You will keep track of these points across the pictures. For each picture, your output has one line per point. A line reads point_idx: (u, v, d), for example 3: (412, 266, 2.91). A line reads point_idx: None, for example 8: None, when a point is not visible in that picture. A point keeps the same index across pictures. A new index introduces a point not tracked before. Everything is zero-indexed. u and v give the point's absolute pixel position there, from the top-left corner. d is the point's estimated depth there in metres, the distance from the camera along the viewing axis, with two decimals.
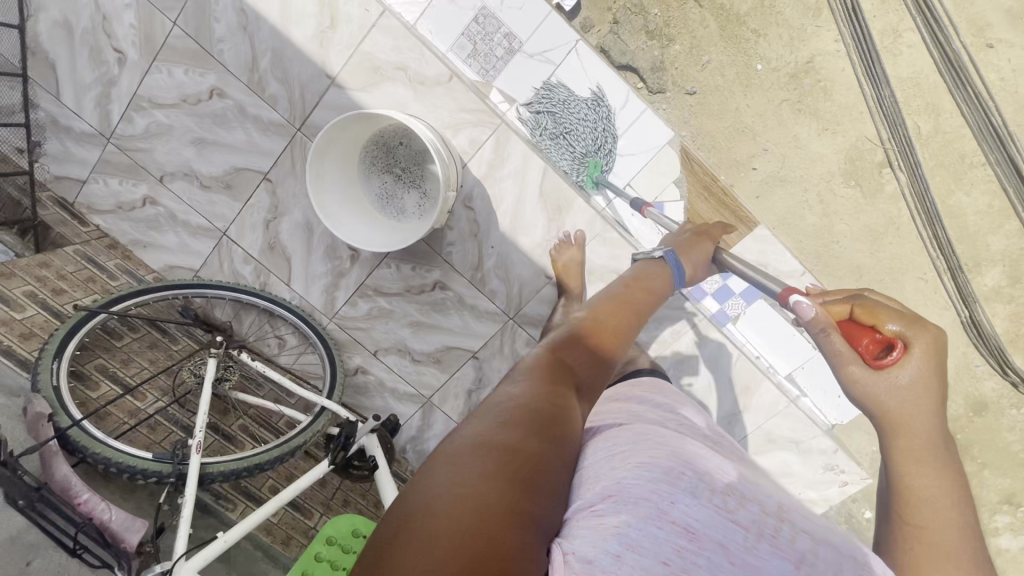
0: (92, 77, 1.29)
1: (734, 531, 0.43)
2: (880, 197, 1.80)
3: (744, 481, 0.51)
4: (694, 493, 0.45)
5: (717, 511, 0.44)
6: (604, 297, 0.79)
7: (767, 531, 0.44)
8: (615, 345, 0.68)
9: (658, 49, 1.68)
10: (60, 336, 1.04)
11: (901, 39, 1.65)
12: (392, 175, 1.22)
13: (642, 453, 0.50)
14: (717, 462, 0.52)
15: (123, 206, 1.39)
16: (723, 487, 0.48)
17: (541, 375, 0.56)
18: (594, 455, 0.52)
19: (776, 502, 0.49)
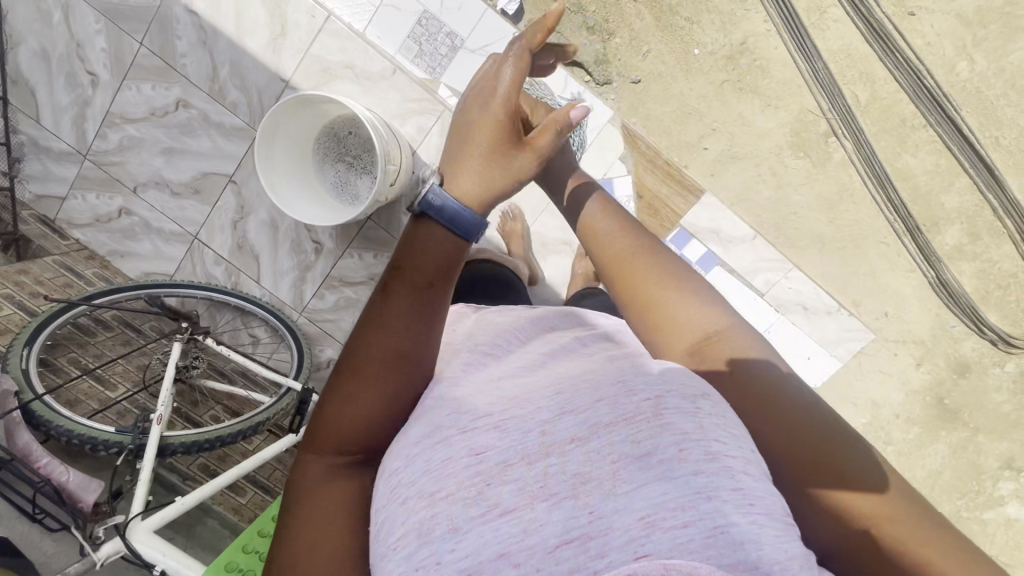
0: (68, 99, 1.40)
1: (505, 525, 0.38)
2: (830, 165, 1.86)
3: (507, 418, 0.44)
4: (459, 516, 0.39)
5: (480, 524, 0.38)
6: (405, 252, 0.54)
7: (548, 481, 0.39)
8: (409, 327, 0.52)
9: (600, 44, 1.79)
10: (31, 325, 1.10)
11: (826, 15, 1.75)
12: (344, 163, 1.30)
13: (399, 484, 0.43)
14: (478, 412, 0.45)
15: (100, 218, 1.48)
16: (478, 455, 0.42)
17: (325, 476, 0.49)
18: (377, 484, 0.46)
19: (555, 417, 0.43)
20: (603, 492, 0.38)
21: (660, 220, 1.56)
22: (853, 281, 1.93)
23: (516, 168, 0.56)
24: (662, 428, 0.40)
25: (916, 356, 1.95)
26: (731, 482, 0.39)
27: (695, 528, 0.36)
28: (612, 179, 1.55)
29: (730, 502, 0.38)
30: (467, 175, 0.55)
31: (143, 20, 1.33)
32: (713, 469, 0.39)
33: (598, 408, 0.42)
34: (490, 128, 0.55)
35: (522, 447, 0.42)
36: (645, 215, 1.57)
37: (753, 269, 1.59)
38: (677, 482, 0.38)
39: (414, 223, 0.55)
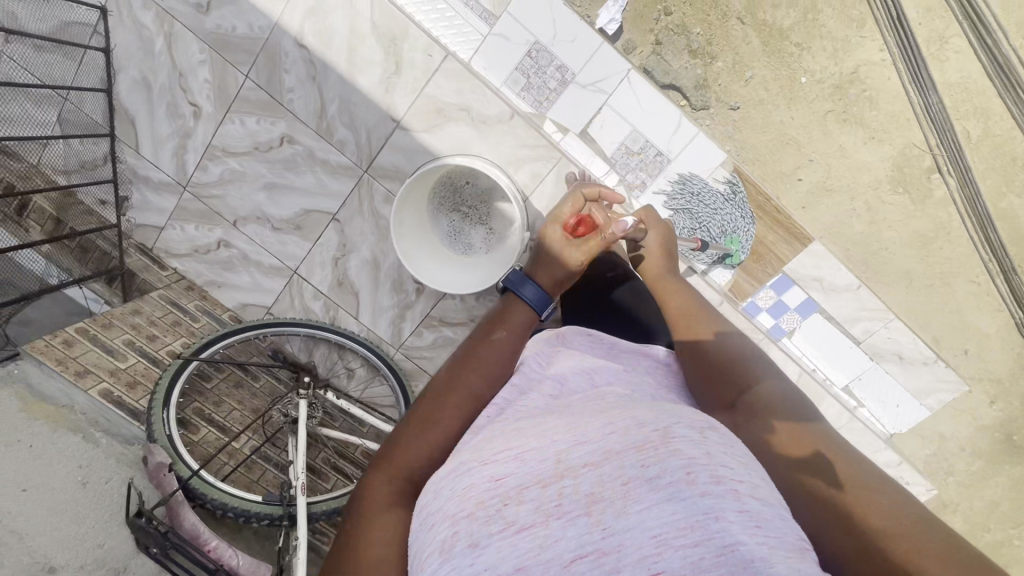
0: (169, 130, 1.35)
1: (522, 542, 0.43)
2: (929, 203, 1.79)
3: (525, 452, 0.50)
4: (478, 533, 0.45)
5: (498, 539, 0.44)
6: (500, 320, 0.74)
7: (557, 497, 0.45)
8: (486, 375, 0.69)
9: (701, 67, 1.70)
10: (165, 384, 1.11)
11: (947, 45, 1.64)
12: (459, 214, 1.27)
13: (437, 511, 0.51)
14: (501, 450, 0.52)
15: (199, 249, 1.46)
16: (499, 482, 0.48)
17: (394, 487, 0.60)
18: (421, 510, 0.54)
19: (565, 449, 0.49)
20: (615, 511, 0.43)
21: (762, 265, 1.53)
22: (939, 318, 1.88)
23: (569, 265, 0.79)
24: (669, 454, 0.44)
25: (991, 395, 1.92)
26: (736, 504, 0.41)
27: (707, 540, 0.40)
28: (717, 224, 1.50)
29: (737, 524, 0.40)
30: (542, 268, 0.79)
31: (251, 52, 1.27)
32: (718, 491, 0.42)
33: (601, 441, 0.48)
34: (551, 235, 0.82)
35: (535, 473, 0.48)
36: (748, 259, 1.53)
37: (853, 318, 1.57)
38: (684, 504, 0.41)
39: (506, 302, 0.77)
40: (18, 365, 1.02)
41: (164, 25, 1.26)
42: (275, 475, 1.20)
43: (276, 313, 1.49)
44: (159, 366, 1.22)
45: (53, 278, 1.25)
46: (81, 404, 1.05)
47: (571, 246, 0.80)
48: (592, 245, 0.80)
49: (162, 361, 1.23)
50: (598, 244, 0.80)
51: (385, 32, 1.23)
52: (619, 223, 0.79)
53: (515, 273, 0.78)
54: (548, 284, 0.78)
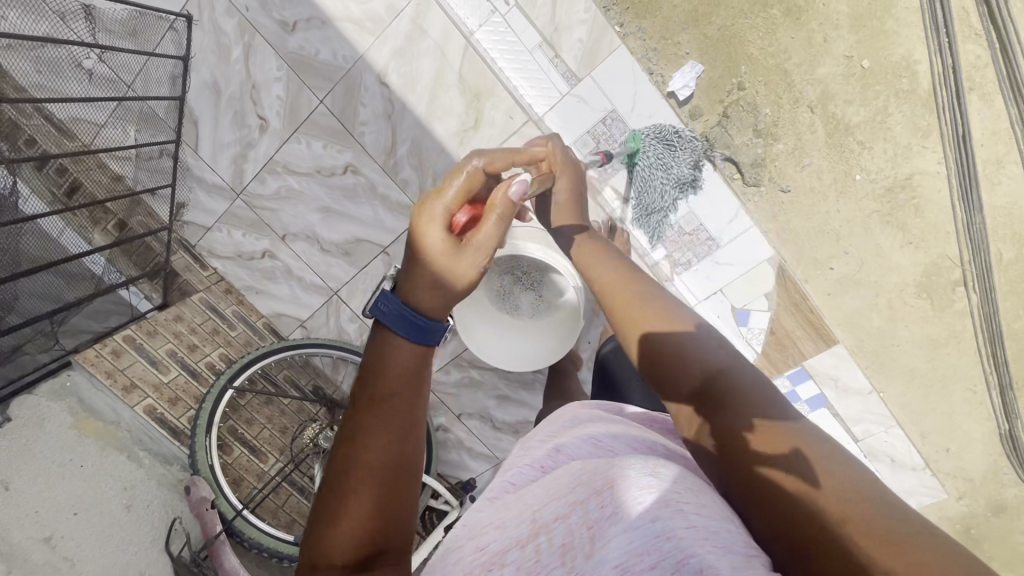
0: (232, 137, 1.34)
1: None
2: (949, 311, 1.78)
3: (505, 525, 0.46)
4: None
5: None
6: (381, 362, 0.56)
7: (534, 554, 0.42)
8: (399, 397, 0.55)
9: (762, 147, 1.70)
10: (207, 410, 1.12)
11: (1003, 170, 1.67)
12: (511, 278, 1.27)
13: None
14: (486, 525, 0.48)
15: (243, 255, 1.45)
16: (481, 553, 0.45)
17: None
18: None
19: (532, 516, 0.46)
20: (584, 552, 0.39)
21: (784, 356, 1.58)
22: (928, 416, 1.84)
23: (473, 268, 0.60)
24: (622, 484, 0.42)
25: (960, 490, 1.87)
26: (686, 523, 0.39)
27: (665, 560, 0.37)
28: (751, 311, 1.55)
29: (690, 538, 0.38)
30: (426, 287, 0.58)
31: (330, 79, 1.24)
32: (670, 514, 0.39)
33: (568, 490, 0.46)
34: (437, 243, 0.59)
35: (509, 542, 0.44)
36: (771, 348, 1.58)
37: (855, 417, 1.65)
38: (638, 529, 0.39)
39: (383, 332, 0.57)
40: (70, 377, 1.06)
41: (244, 36, 1.24)
42: (298, 501, 1.27)
43: (309, 328, 1.50)
44: (198, 380, 1.23)
45: (114, 278, 1.26)
46: (126, 420, 1.08)
47: (466, 248, 0.60)
48: (497, 227, 0.62)
49: (199, 375, 1.25)
50: (502, 222, 0.62)
51: (471, 86, 1.23)
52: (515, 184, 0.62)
53: (383, 299, 0.57)
54: (450, 297, 0.59)
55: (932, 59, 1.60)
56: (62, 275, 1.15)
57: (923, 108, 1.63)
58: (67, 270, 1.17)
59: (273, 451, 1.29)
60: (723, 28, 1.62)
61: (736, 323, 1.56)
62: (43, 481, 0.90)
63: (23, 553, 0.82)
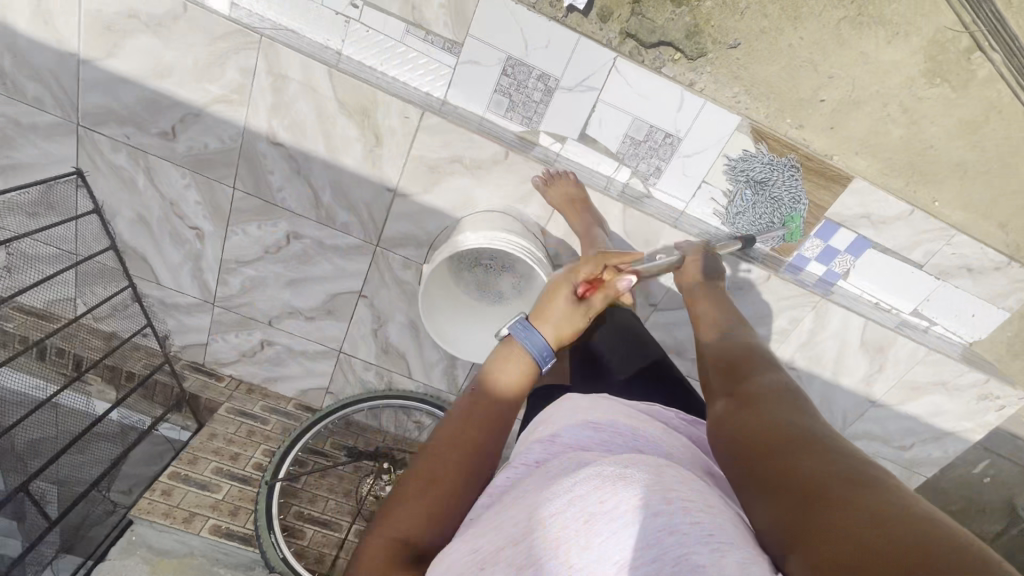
0: (181, 256, 1.36)
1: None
2: (972, 88, 1.39)
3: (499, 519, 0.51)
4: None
5: None
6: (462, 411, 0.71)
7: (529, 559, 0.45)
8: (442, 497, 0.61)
9: (689, 12, 1.33)
10: (264, 508, 1.18)
11: None
12: (482, 266, 1.22)
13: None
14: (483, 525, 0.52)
15: (246, 353, 1.50)
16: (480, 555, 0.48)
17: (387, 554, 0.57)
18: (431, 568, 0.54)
19: (528, 512, 0.49)
20: (580, 546, 0.44)
21: (803, 217, 1.45)
22: (1009, 208, 1.49)
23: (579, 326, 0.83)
24: (620, 491, 0.46)
25: None
26: (689, 520, 0.44)
27: (665, 555, 0.42)
28: (746, 188, 1.43)
29: (691, 538, 0.42)
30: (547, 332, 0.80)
31: (230, 163, 1.23)
32: (674, 511, 0.45)
33: (572, 489, 0.48)
34: (557, 307, 0.82)
35: (514, 532, 0.48)
36: (786, 215, 1.45)
37: (909, 243, 1.50)
38: (640, 532, 0.44)
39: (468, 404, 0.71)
40: (134, 531, 1.13)
41: (139, 162, 1.23)
42: None
43: (335, 390, 1.54)
44: (252, 484, 1.28)
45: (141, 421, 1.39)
46: (198, 546, 1.15)
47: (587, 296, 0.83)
48: (601, 302, 0.84)
49: (252, 478, 1.30)
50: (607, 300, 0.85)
51: (354, 105, 1.16)
52: (623, 279, 0.84)
53: (522, 324, 0.79)
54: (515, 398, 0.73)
55: None
56: (96, 443, 1.24)
57: None
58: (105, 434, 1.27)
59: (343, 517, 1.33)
60: None
61: (735, 206, 1.45)
62: None
63: None
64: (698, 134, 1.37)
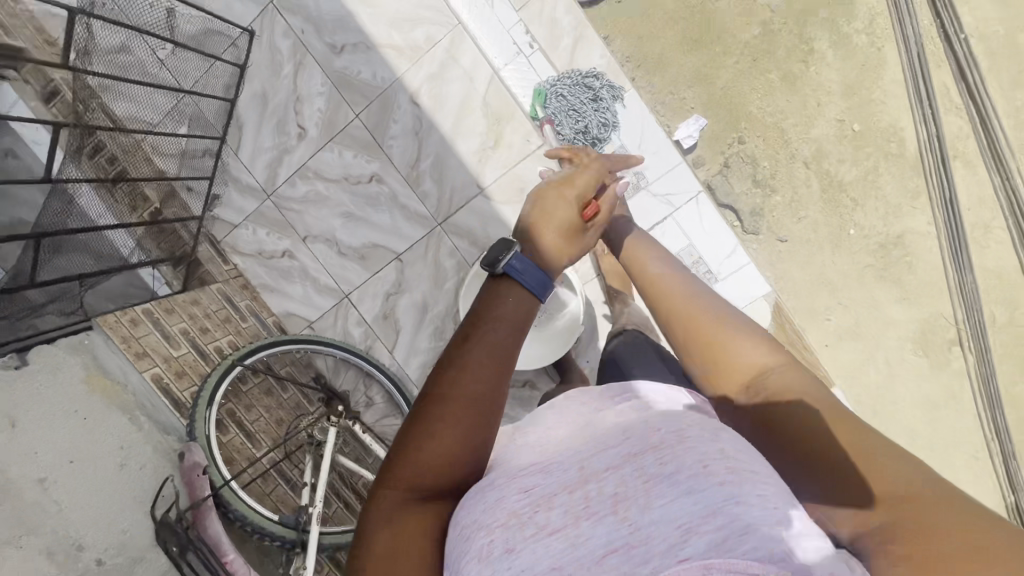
0: (271, 143, 1.45)
1: (557, 544, 0.41)
2: (945, 371, 1.75)
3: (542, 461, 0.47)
4: (514, 537, 0.42)
5: (533, 543, 0.41)
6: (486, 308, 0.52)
7: (590, 511, 0.42)
8: (456, 445, 0.47)
9: (761, 197, 1.77)
10: (212, 382, 1.17)
11: (990, 234, 1.73)
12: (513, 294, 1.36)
13: (460, 527, 0.45)
14: (523, 464, 0.49)
15: (264, 253, 1.54)
16: (526, 492, 0.45)
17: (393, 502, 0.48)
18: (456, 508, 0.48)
19: (580, 460, 0.46)
20: (640, 506, 0.41)
21: None
22: None
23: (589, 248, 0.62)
24: (673, 449, 0.43)
25: None
26: (754, 489, 0.41)
27: (727, 523, 0.39)
28: None
29: (755, 505, 0.40)
30: (560, 242, 0.58)
31: (367, 97, 1.38)
32: (733, 481, 0.41)
33: (624, 446, 0.46)
34: (574, 224, 0.59)
35: (557, 480, 0.45)
36: None
37: None
38: (702, 495, 0.40)
39: (498, 285, 0.53)
40: (88, 336, 1.09)
41: (296, 55, 1.38)
42: (285, 492, 1.24)
43: (317, 329, 1.56)
44: (208, 362, 1.27)
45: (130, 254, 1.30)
46: (133, 384, 1.10)
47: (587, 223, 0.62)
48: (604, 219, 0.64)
49: (209, 357, 1.28)
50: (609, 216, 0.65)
51: (495, 110, 1.36)
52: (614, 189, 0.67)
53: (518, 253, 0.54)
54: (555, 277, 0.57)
55: (918, 127, 1.69)
56: (99, 242, 1.20)
57: (911, 171, 1.72)
58: (83, 243, 1.15)
59: (266, 439, 1.30)
60: (726, 88, 1.73)
61: None
62: (47, 424, 0.92)
63: (16, 488, 0.84)
64: (734, 286, 1.54)
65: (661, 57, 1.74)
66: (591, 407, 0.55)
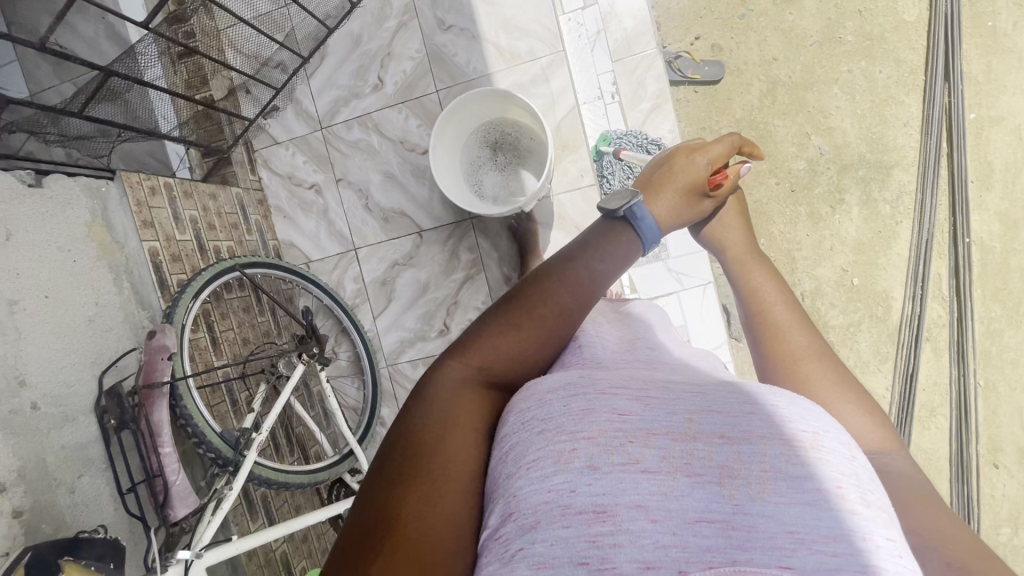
0: (345, 83, 1.48)
1: (646, 483, 0.38)
2: None
3: (650, 395, 0.44)
4: (600, 458, 0.39)
5: (619, 472, 0.38)
6: (587, 251, 0.64)
7: (693, 466, 0.39)
8: (529, 342, 0.54)
9: None
10: (205, 279, 1.12)
11: (935, 417, 1.86)
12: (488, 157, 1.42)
13: (532, 420, 0.43)
14: (615, 384, 0.45)
15: (293, 179, 1.53)
16: (622, 417, 0.41)
17: (462, 376, 0.51)
18: (520, 402, 0.46)
19: (694, 412, 0.43)
20: (751, 492, 0.38)
21: None
22: None
23: (698, 215, 0.78)
24: (811, 452, 0.40)
25: None
26: (885, 531, 0.37)
27: (848, 556, 0.35)
28: None
29: (884, 549, 0.36)
30: (670, 205, 0.75)
31: (454, 78, 1.43)
32: (867, 513, 0.37)
33: (752, 423, 0.42)
34: (689, 191, 0.75)
35: (662, 422, 0.41)
36: None
37: None
38: (825, 515, 0.37)
39: (610, 234, 0.67)
40: (107, 187, 1.05)
41: (404, 16, 1.43)
42: (226, 411, 1.19)
43: (313, 268, 1.55)
44: (204, 257, 1.24)
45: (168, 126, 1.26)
46: (129, 248, 1.06)
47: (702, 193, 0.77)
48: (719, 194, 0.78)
49: (206, 252, 1.25)
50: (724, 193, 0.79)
51: (562, 137, 1.42)
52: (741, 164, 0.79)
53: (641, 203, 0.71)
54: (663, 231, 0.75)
55: (906, 302, 1.83)
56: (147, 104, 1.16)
57: (887, 338, 1.85)
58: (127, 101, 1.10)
59: (227, 354, 1.25)
60: (758, 203, 1.86)
61: None
62: (36, 251, 0.89)
63: None
64: None
65: None
66: (687, 375, 0.54)
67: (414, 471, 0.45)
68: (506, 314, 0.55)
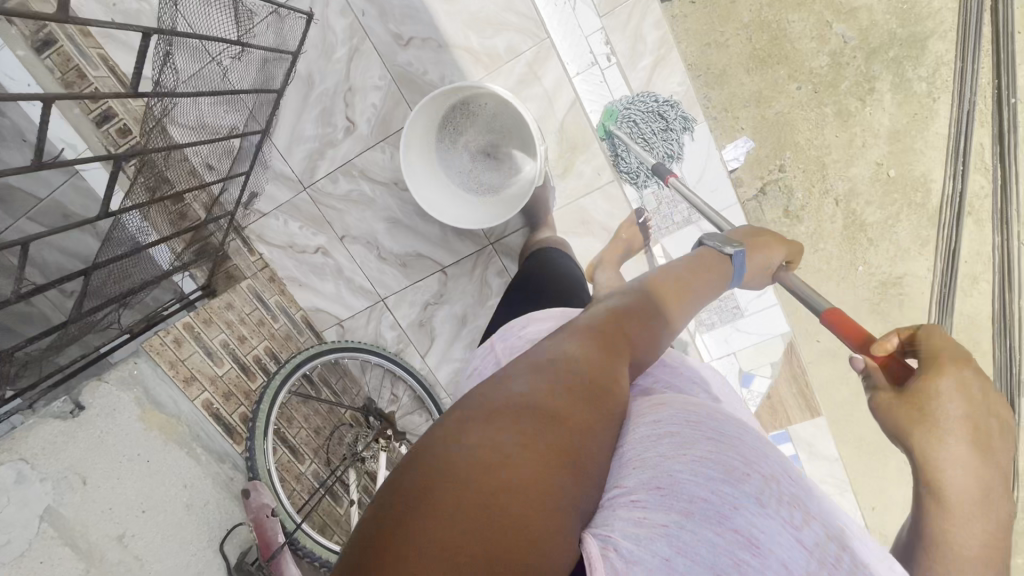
0: (313, 133, 1.31)
1: (796, 550, 0.43)
2: None
3: (801, 493, 0.51)
4: (764, 504, 0.45)
5: (779, 526, 0.44)
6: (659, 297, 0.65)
7: (820, 546, 0.45)
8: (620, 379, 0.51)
9: (786, 227, 1.60)
10: (262, 413, 1.11)
11: (977, 283, 1.55)
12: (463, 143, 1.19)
13: (691, 453, 0.46)
14: (771, 467, 0.50)
15: (295, 246, 1.43)
16: (781, 489, 0.47)
17: (573, 388, 0.46)
18: (666, 434, 0.49)
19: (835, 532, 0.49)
20: None
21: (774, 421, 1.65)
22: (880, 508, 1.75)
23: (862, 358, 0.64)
24: None
25: None
26: None
27: None
28: (755, 375, 1.64)
29: None
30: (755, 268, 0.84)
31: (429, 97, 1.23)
32: None
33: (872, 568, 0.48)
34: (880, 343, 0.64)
35: (811, 513, 0.48)
36: (765, 414, 1.65)
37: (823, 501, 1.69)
38: None
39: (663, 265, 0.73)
40: (137, 366, 1.03)
41: (353, 39, 1.22)
42: (330, 503, 1.29)
43: (346, 327, 1.51)
44: (249, 376, 1.21)
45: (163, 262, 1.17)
46: (185, 414, 1.05)
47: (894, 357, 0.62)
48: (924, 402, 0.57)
49: (249, 369, 1.23)
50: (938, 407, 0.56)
51: (570, 136, 1.27)
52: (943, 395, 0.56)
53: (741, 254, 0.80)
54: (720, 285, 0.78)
55: (946, 183, 1.52)
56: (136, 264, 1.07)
57: (927, 223, 1.54)
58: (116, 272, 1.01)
59: (308, 452, 1.30)
60: (782, 113, 1.57)
61: (739, 383, 1.65)
62: (115, 476, 0.91)
63: (99, 554, 0.86)
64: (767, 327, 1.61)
65: (724, 70, 1.59)
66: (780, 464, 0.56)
67: (510, 424, 0.41)
68: (601, 331, 0.55)
